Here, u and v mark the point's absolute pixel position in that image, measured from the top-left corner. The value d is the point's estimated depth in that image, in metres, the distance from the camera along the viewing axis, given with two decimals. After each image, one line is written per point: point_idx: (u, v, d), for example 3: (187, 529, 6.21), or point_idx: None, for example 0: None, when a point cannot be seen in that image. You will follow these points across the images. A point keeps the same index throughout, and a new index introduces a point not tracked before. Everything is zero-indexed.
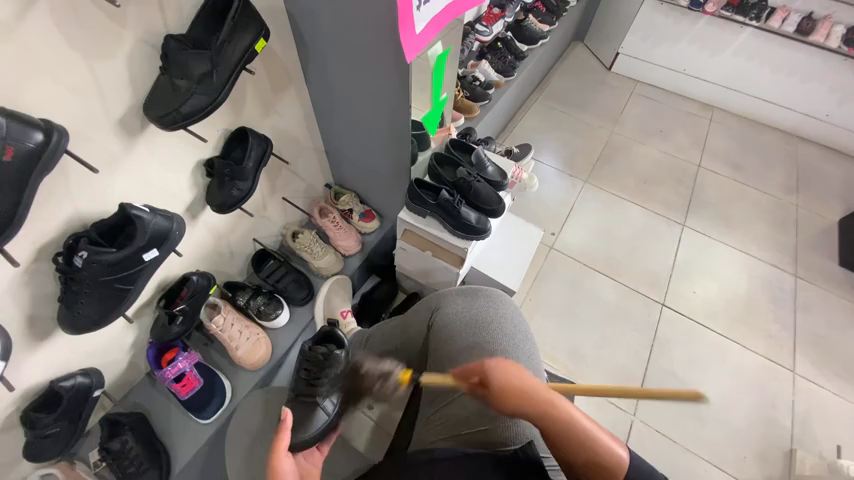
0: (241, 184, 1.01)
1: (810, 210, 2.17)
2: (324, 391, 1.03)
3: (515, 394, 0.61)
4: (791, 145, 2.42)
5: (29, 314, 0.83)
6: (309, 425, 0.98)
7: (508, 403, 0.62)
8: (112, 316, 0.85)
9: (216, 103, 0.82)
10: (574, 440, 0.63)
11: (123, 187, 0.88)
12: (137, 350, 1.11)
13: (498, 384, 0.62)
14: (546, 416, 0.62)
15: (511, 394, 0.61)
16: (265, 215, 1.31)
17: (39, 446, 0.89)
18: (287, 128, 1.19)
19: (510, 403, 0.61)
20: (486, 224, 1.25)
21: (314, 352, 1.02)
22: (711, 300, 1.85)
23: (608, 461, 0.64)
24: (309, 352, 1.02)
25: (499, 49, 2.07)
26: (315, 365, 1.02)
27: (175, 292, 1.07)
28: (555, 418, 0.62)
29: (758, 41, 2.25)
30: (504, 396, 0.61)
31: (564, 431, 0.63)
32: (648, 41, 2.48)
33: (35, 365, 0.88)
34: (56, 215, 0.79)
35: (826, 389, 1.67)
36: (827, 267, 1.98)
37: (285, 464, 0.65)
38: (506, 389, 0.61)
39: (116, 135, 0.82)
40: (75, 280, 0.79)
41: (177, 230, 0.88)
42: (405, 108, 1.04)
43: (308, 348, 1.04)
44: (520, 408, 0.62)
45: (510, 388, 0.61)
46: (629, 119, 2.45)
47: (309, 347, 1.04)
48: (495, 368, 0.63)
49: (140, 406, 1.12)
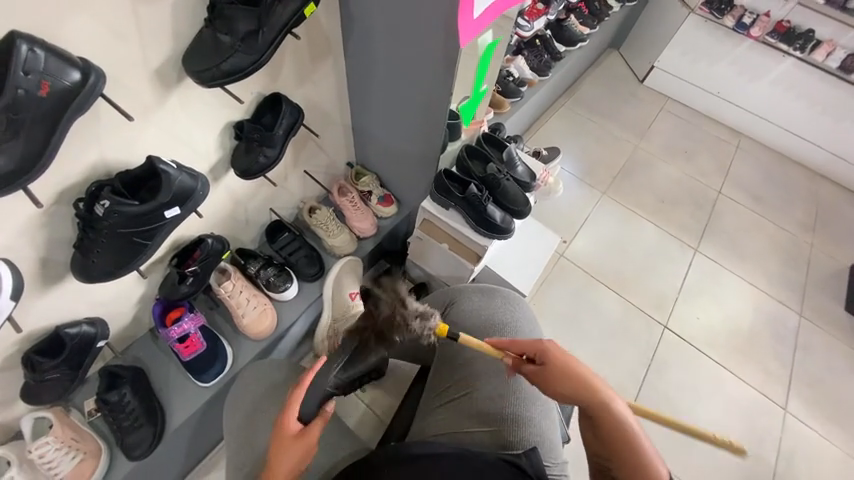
0: (269, 151, 0.98)
1: (824, 251, 2.15)
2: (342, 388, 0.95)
3: (568, 374, 0.69)
4: (814, 183, 2.39)
5: (42, 258, 0.81)
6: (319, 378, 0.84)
7: (560, 381, 0.69)
8: (126, 270, 0.83)
9: (257, 65, 0.79)
10: (610, 433, 0.65)
11: (152, 140, 0.86)
12: (143, 305, 1.09)
13: (554, 361, 0.71)
14: (586, 393, 0.67)
15: (561, 370, 0.70)
16: (285, 186, 1.28)
17: (39, 390, 0.89)
18: (320, 100, 1.16)
19: (560, 380, 0.69)
20: (510, 224, 1.25)
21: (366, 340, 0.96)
22: (713, 327, 1.84)
23: (650, 470, 0.63)
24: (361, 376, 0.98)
25: (536, 47, 2.02)
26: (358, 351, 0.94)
27: (188, 252, 1.05)
28: (594, 397, 0.67)
29: (799, 73, 2.19)
30: (554, 374, 0.69)
31: (604, 412, 0.66)
32: (686, 57, 2.42)
33: (41, 308, 0.87)
34: (82, 160, 0.77)
35: (815, 431, 1.67)
36: (833, 310, 1.98)
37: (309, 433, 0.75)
38: (561, 367, 0.70)
39: (151, 85, 0.79)
40: (94, 228, 0.77)
41: (201, 191, 0.86)
42: (446, 95, 1.01)
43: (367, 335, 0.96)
44: (568, 385, 0.68)
45: (562, 366, 0.70)
46: (655, 135, 2.41)
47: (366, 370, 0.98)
48: (551, 347, 0.73)
49: (140, 360, 1.11)
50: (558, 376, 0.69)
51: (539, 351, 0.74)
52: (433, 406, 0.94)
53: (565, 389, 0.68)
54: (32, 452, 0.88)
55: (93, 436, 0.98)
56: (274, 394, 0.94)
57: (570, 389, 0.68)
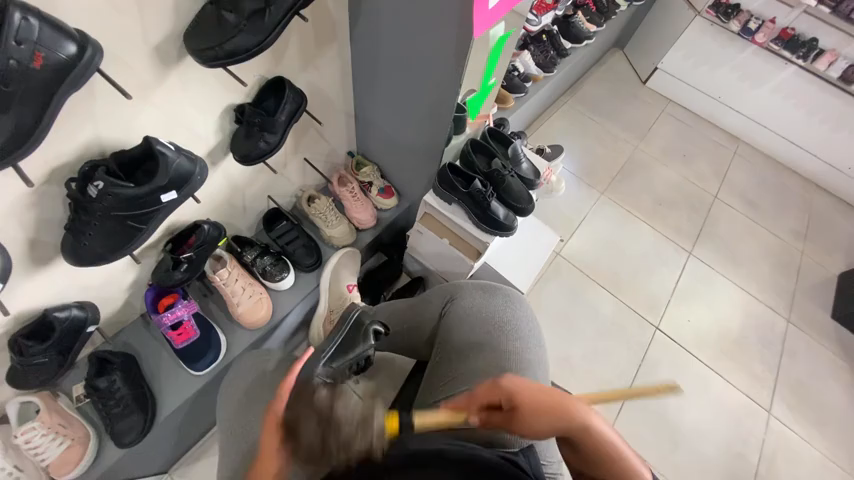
0: (270, 137, 0.96)
1: (815, 259, 2.18)
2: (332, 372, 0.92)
3: (541, 410, 0.71)
4: (808, 192, 2.41)
5: (32, 238, 0.78)
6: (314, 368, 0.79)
7: (536, 422, 0.70)
8: (117, 254, 0.80)
9: (262, 45, 0.75)
10: (592, 447, 0.72)
11: (149, 121, 0.82)
12: (134, 291, 1.06)
13: (525, 400, 0.71)
14: (563, 423, 0.71)
15: (535, 405, 0.71)
16: (284, 173, 1.25)
17: (25, 375, 0.86)
18: (323, 86, 1.12)
19: (538, 420, 0.70)
20: (512, 222, 1.25)
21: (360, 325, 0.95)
22: (703, 330, 1.87)
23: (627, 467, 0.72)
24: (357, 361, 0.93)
25: (542, 42, 1.98)
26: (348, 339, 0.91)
27: (184, 237, 1.03)
28: (571, 422, 0.71)
29: (800, 81, 2.20)
30: (529, 414, 0.70)
31: (580, 434, 0.72)
32: (690, 60, 2.42)
33: (30, 290, 0.84)
34: (75, 136, 0.73)
35: (797, 434, 1.71)
36: (820, 317, 2.01)
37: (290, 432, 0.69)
38: (533, 407, 0.71)
39: (151, 62, 0.76)
40: (87, 210, 0.74)
41: (200, 175, 0.83)
42: (454, 86, 0.98)
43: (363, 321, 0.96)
44: (544, 421, 0.70)
45: (534, 403, 0.71)
46: (655, 137, 2.41)
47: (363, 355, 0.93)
48: (516, 388, 0.73)
49: (130, 346, 1.09)
50: (532, 414, 0.70)
51: (507, 397, 0.72)
52: (431, 401, 0.92)
53: (545, 425, 0.70)
54: (18, 437, 0.86)
55: (81, 423, 0.96)
56: (268, 385, 0.93)
57: (546, 425, 0.70)
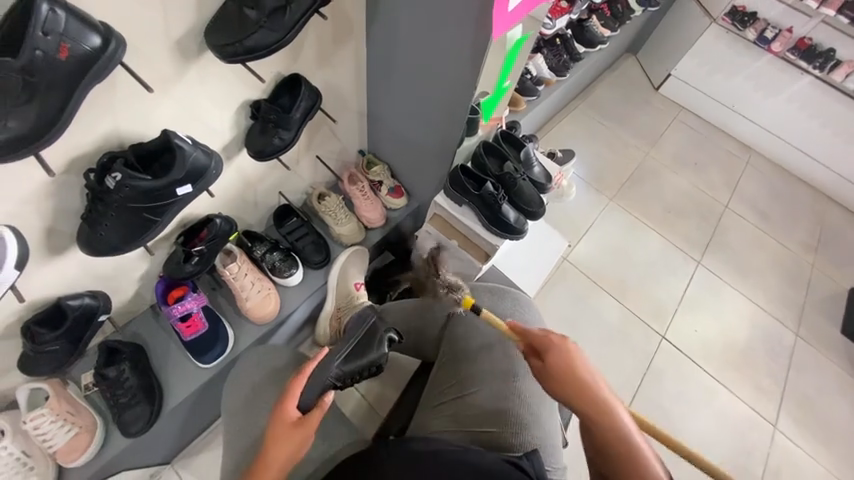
0: (285, 133, 0.96)
1: (825, 273, 2.15)
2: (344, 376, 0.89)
3: (568, 365, 0.69)
4: (821, 204, 2.38)
5: (49, 226, 0.79)
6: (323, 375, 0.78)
7: (559, 372, 0.69)
8: (132, 246, 0.81)
9: (282, 42, 0.76)
10: (605, 431, 0.63)
11: (167, 114, 0.83)
12: (145, 282, 1.07)
13: (556, 355, 0.71)
14: (584, 389, 0.67)
15: (564, 360, 0.70)
16: (295, 170, 1.25)
17: (37, 361, 0.87)
18: (338, 84, 1.13)
19: (563, 376, 0.69)
20: (523, 225, 1.25)
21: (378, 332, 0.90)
22: (710, 341, 1.85)
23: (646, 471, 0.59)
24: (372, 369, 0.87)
25: (556, 46, 1.97)
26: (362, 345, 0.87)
27: (195, 230, 1.04)
28: (593, 392, 0.66)
29: (816, 92, 2.18)
30: (555, 365, 0.70)
31: (598, 412, 0.65)
32: (704, 68, 2.40)
33: (44, 278, 0.85)
34: (94, 127, 0.74)
35: (803, 450, 1.68)
36: (829, 331, 1.99)
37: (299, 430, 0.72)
38: (562, 360, 0.70)
39: (172, 56, 0.77)
40: (103, 201, 0.75)
41: (215, 169, 0.83)
42: (470, 87, 0.98)
43: (379, 327, 0.91)
44: (567, 376, 0.68)
45: (564, 359, 0.70)
46: (666, 144, 2.40)
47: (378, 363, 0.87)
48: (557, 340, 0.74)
49: (138, 337, 1.10)
50: (556, 366, 0.70)
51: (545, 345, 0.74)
52: (436, 403, 0.92)
53: (564, 386, 0.68)
54: (27, 423, 0.88)
55: (89, 411, 0.97)
56: (275, 380, 0.93)
57: (567, 382, 0.68)
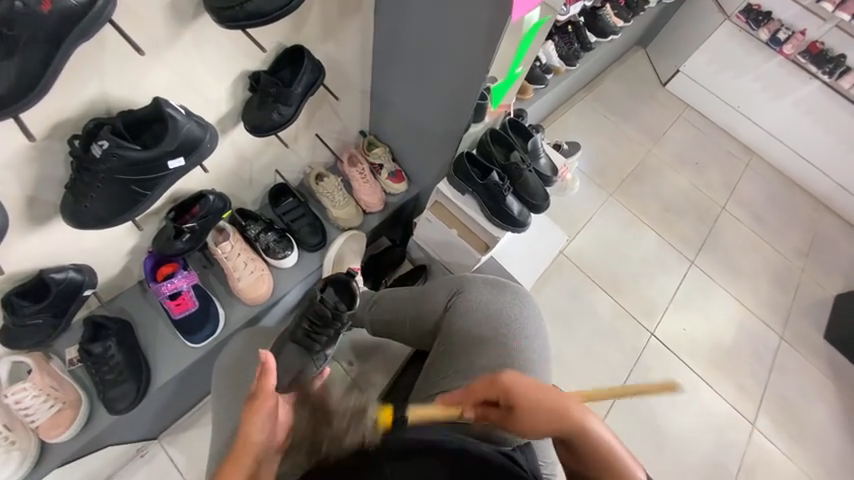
0: (284, 109, 0.91)
1: (814, 279, 2.18)
2: (321, 346, 0.99)
3: (534, 403, 0.67)
4: (816, 211, 2.39)
5: (30, 194, 0.75)
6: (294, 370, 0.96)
7: (529, 416, 0.67)
8: (120, 220, 0.77)
9: (286, 9, 0.71)
10: (583, 443, 0.67)
11: (160, 82, 0.78)
12: (133, 258, 1.03)
13: (520, 392, 0.68)
14: (556, 419, 0.67)
15: (528, 400, 0.67)
16: (294, 148, 1.21)
17: (17, 334, 0.84)
18: (341, 60, 1.07)
19: (533, 419, 0.66)
20: (526, 218, 1.25)
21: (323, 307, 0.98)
22: (697, 340, 1.87)
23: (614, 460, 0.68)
24: (318, 306, 0.97)
25: (568, 33, 1.91)
26: (320, 320, 0.98)
27: (186, 206, 0.99)
28: (564, 419, 0.67)
29: (822, 98, 2.16)
30: (524, 411, 0.67)
31: (577, 434, 0.67)
32: (713, 66, 2.36)
33: (26, 249, 0.81)
34: (81, 90, 0.69)
35: (778, 448, 1.74)
36: (813, 338, 2.02)
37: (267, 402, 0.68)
38: (527, 399, 0.67)
39: (166, 19, 0.71)
40: (89, 171, 0.71)
41: (209, 143, 0.79)
42: (481, 72, 0.94)
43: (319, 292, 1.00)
44: (538, 415, 0.67)
45: (528, 398, 0.67)
46: (670, 143, 2.37)
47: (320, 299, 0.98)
48: (514, 384, 0.68)
49: (126, 313, 1.06)
50: (525, 410, 0.67)
51: (504, 393, 0.69)
52: (430, 393, 0.91)
53: (540, 423, 0.67)
54: (8, 397, 0.87)
55: (73, 386, 0.94)
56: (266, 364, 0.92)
57: (538, 420, 0.67)
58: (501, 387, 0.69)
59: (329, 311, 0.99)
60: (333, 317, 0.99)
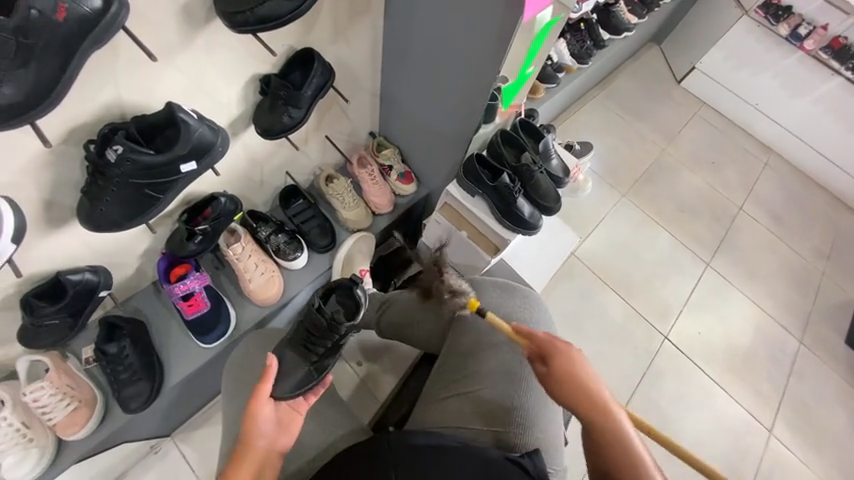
0: (295, 112, 0.91)
1: (835, 282, 2.11)
2: (318, 356, 0.90)
3: (576, 374, 0.71)
4: (838, 211, 2.31)
5: (47, 197, 0.76)
6: (290, 377, 0.86)
7: (568, 384, 0.70)
8: (135, 222, 0.78)
9: (297, 12, 0.71)
10: (611, 440, 0.66)
11: (172, 86, 0.79)
12: (147, 259, 1.05)
13: (564, 362, 0.72)
14: (591, 400, 0.69)
15: (571, 371, 0.71)
16: (304, 150, 1.21)
17: (35, 334, 0.86)
18: (350, 62, 1.07)
19: (567, 387, 0.70)
20: (537, 220, 1.24)
21: (319, 315, 0.87)
22: (712, 343, 1.83)
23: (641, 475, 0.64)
24: (314, 316, 0.86)
25: (580, 31, 1.88)
26: (316, 329, 0.88)
27: (199, 208, 1.00)
28: (600, 409, 0.68)
29: (845, 95, 2.08)
30: (563, 376, 0.71)
31: (606, 428, 0.67)
32: (730, 63, 2.30)
33: (44, 250, 0.83)
34: (96, 96, 0.70)
35: (796, 455, 1.69)
36: (834, 343, 1.96)
37: (265, 409, 0.72)
38: (567, 370, 0.71)
39: (178, 24, 0.72)
40: (104, 175, 0.72)
41: (221, 146, 0.79)
42: (492, 72, 0.93)
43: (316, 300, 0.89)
44: (573, 388, 0.69)
45: (569, 369, 0.71)
46: (685, 141, 2.32)
47: (317, 307, 0.88)
48: (560, 350, 0.74)
49: (140, 313, 1.08)
50: (563, 376, 0.70)
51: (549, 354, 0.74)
52: (440, 396, 0.90)
53: (574, 396, 0.69)
54: (27, 395, 0.88)
55: (89, 385, 0.96)
56: None
57: (572, 393, 0.69)
58: (549, 347, 0.75)
59: (326, 321, 0.87)
60: (330, 328, 0.88)
